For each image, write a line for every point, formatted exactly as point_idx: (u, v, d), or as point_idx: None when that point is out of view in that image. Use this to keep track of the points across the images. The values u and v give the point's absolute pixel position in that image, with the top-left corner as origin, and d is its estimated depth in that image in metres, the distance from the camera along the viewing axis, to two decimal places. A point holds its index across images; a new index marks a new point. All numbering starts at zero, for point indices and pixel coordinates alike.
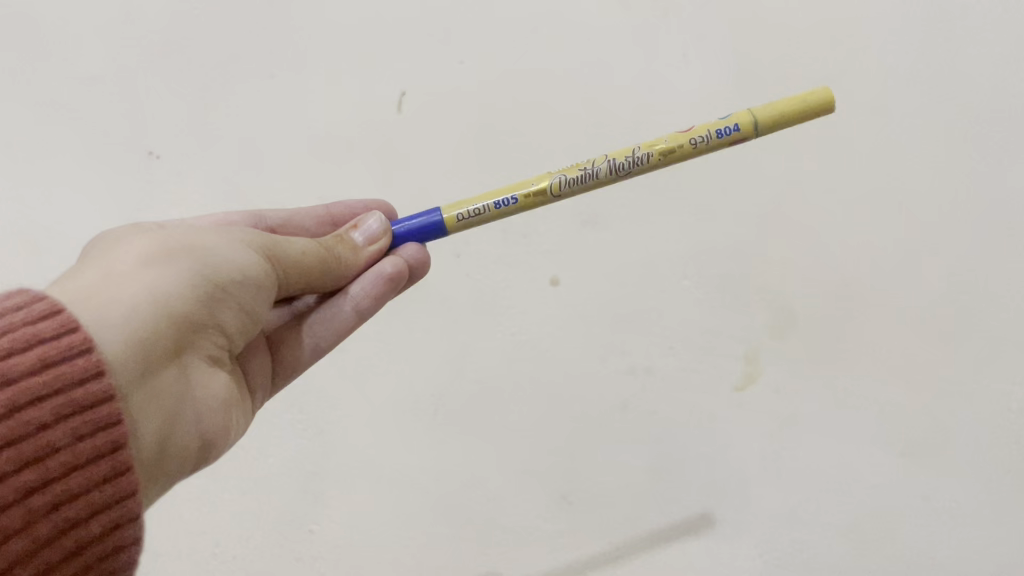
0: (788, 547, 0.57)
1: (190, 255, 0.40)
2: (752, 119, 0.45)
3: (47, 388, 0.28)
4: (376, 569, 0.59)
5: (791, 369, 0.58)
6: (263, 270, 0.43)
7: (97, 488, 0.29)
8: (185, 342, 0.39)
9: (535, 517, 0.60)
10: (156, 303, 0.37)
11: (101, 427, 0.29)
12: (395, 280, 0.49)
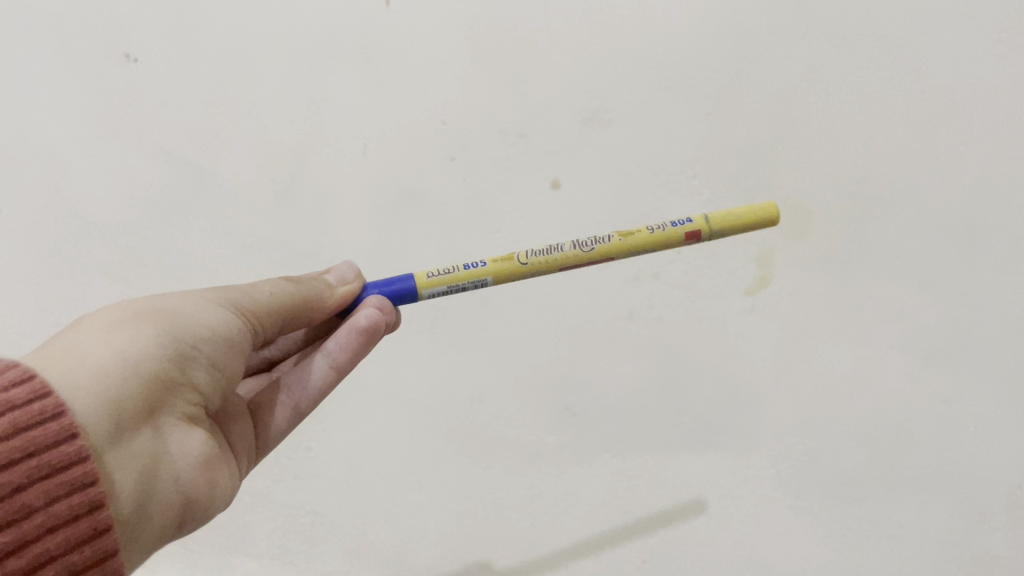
0: (802, 457, 0.56)
1: (154, 313, 0.35)
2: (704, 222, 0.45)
3: (21, 449, 0.25)
4: (381, 479, 0.60)
5: (804, 274, 0.55)
6: (235, 322, 0.38)
7: (73, 551, 0.26)
8: (160, 399, 0.33)
9: (540, 430, 0.58)
10: (123, 360, 0.32)
11: (82, 485, 0.26)
12: (370, 330, 0.44)
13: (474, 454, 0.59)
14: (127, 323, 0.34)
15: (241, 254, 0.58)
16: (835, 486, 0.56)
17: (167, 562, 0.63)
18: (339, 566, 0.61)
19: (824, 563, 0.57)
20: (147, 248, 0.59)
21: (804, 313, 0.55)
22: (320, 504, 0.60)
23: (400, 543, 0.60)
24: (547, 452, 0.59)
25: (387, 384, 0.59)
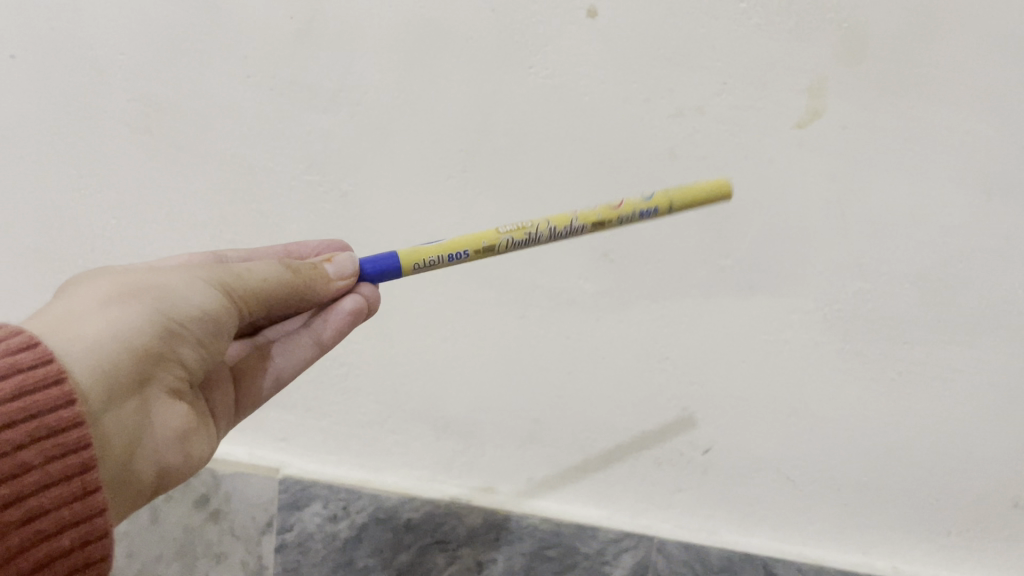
0: (851, 299, 0.54)
1: (154, 292, 0.36)
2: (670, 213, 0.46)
3: (27, 412, 0.29)
4: (415, 329, 0.59)
5: (860, 103, 0.51)
6: (228, 305, 0.39)
7: (62, 507, 0.29)
8: (146, 374, 0.35)
9: (576, 277, 0.56)
10: (117, 338, 0.34)
11: (76, 448, 0.30)
12: (356, 315, 0.47)
13: (508, 306, 0.58)
14: (125, 303, 0.35)
15: (262, 100, 0.56)
16: (886, 328, 0.54)
17: None
18: (377, 414, 0.61)
19: (872, 406, 0.55)
20: (164, 94, 0.57)
21: (857, 148, 0.52)
22: (355, 356, 0.60)
23: (437, 391, 0.60)
24: (584, 299, 0.57)
25: (417, 233, 0.58)
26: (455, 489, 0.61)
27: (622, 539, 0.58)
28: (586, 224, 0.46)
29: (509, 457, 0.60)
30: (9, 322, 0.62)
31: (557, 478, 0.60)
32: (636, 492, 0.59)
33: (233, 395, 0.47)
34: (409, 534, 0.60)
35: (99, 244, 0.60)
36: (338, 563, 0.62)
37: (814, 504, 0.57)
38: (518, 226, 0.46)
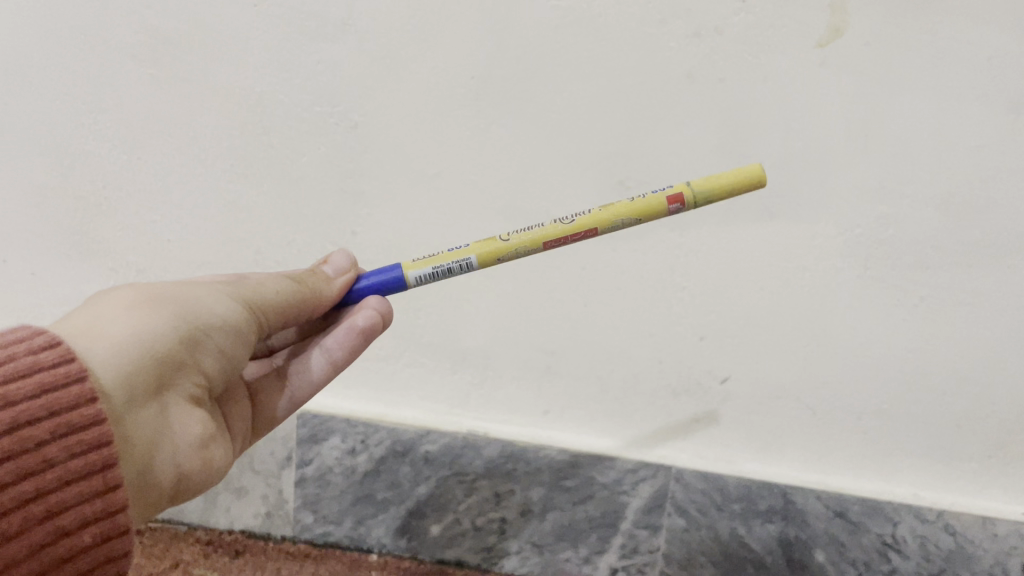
0: (872, 223, 0.52)
1: (172, 301, 0.38)
2: (688, 192, 0.43)
3: (47, 410, 0.29)
4: (429, 260, 0.59)
5: (885, 19, 0.49)
6: (243, 315, 0.42)
7: (85, 502, 0.30)
8: (167, 376, 0.37)
9: (591, 205, 0.56)
10: (142, 338, 0.36)
11: (99, 445, 0.31)
12: (369, 332, 0.46)
13: (523, 259, 0.57)
14: (146, 308, 0.37)
15: (267, 29, 0.55)
16: (908, 252, 0.53)
17: None
18: (392, 349, 0.61)
19: (895, 333, 0.54)
20: (167, 24, 0.55)
21: (882, 67, 0.50)
22: None
23: (453, 323, 0.59)
24: (600, 228, 0.56)
25: (429, 164, 0.56)
26: (471, 423, 0.61)
27: (639, 469, 0.58)
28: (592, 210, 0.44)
29: (526, 390, 0.60)
30: (29, 258, 0.62)
31: (575, 409, 0.60)
32: (653, 423, 0.59)
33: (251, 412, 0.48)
34: (427, 466, 0.61)
35: (111, 179, 0.60)
36: (358, 496, 0.62)
37: (834, 432, 0.56)
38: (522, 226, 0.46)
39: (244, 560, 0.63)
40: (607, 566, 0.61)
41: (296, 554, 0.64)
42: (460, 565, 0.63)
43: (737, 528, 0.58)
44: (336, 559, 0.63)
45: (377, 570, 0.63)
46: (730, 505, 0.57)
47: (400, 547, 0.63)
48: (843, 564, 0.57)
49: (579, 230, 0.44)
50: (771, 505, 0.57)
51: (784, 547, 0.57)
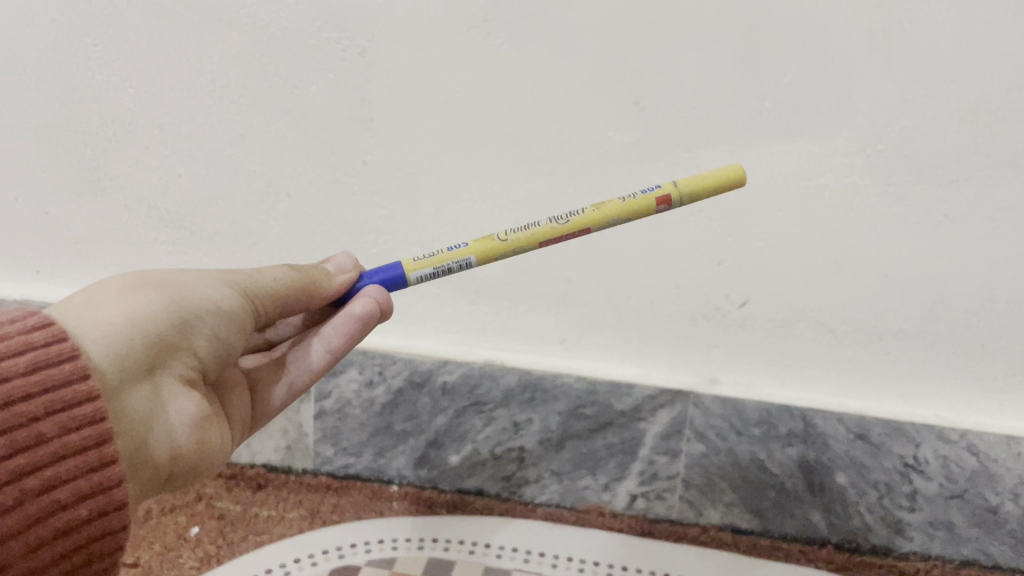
0: (894, 138, 0.51)
1: (163, 285, 0.39)
2: (676, 192, 0.44)
3: (40, 387, 0.30)
4: (441, 191, 0.57)
5: None
6: (236, 299, 0.42)
7: (81, 476, 0.30)
8: (158, 357, 0.37)
9: (606, 130, 0.54)
10: (131, 318, 0.36)
11: (94, 419, 0.31)
12: (365, 318, 0.46)
13: (538, 183, 0.56)
14: (138, 291, 0.37)
15: None
16: (932, 166, 0.51)
17: None
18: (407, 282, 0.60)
19: (920, 250, 0.53)
20: None
21: None
22: (383, 223, 0.59)
23: (468, 254, 0.58)
24: (615, 151, 0.54)
25: (439, 90, 0.55)
26: (488, 352, 0.61)
27: (658, 395, 0.57)
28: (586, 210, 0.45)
29: (544, 318, 0.59)
30: (39, 197, 0.61)
31: (593, 337, 0.59)
32: (671, 350, 0.58)
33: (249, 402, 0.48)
34: (445, 397, 0.61)
35: (118, 115, 0.58)
36: (377, 428, 0.62)
37: (856, 354, 0.55)
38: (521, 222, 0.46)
39: (266, 493, 0.63)
40: (626, 494, 0.60)
41: (318, 486, 0.64)
42: (480, 495, 0.62)
43: (758, 452, 0.57)
44: (357, 490, 0.63)
45: (397, 499, 0.63)
46: (749, 430, 0.57)
47: (420, 478, 0.63)
48: (864, 486, 0.56)
49: (578, 226, 0.45)
50: (792, 428, 0.56)
51: (805, 470, 0.57)
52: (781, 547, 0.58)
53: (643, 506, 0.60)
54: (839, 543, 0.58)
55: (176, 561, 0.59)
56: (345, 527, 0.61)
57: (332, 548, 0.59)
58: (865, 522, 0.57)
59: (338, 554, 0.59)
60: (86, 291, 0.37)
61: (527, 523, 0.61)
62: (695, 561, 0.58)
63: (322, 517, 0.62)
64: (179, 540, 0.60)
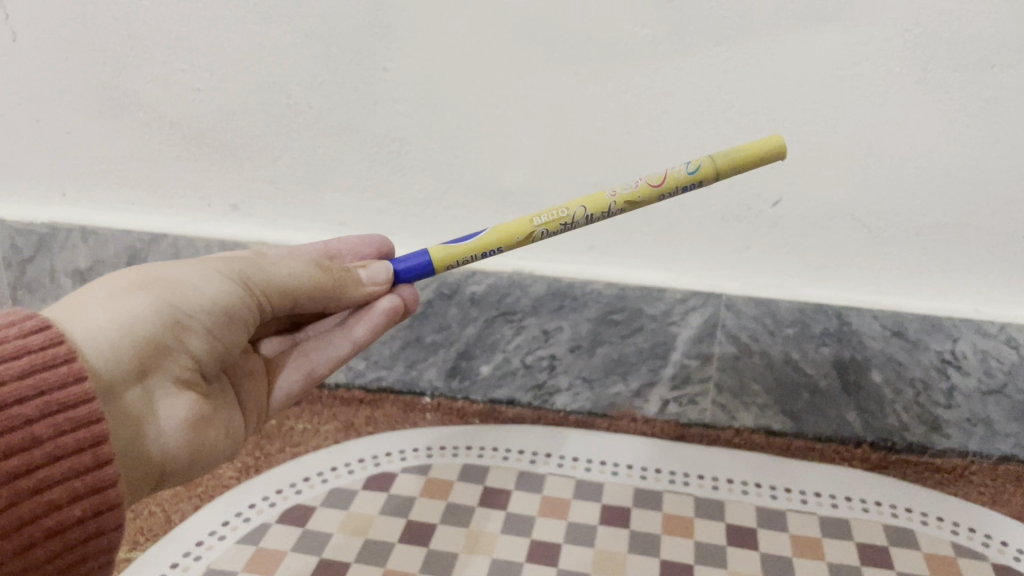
0: (934, 23, 0.47)
1: (166, 285, 0.39)
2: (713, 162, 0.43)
3: (35, 388, 0.30)
4: (462, 97, 0.55)
5: None
6: (239, 296, 0.41)
7: (75, 478, 0.30)
8: (155, 361, 0.37)
9: (631, 24, 0.51)
10: (122, 326, 0.36)
11: (89, 420, 0.31)
12: (391, 315, 0.47)
13: (562, 84, 0.54)
14: (139, 292, 0.37)
15: None
16: (973, 50, 0.48)
17: (263, 200, 0.61)
18: (432, 192, 0.59)
19: (958, 144, 0.50)
20: None
21: None
22: (404, 131, 0.57)
23: (493, 160, 0.57)
24: (641, 47, 0.52)
25: None
26: (516, 262, 0.60)
27: (689, 299, 0.57)
28: (624, 204, 0.44)
29: (570, 224, 0.58)
30: (62, 118, 0.61)
31: (621, 244, 0.58)
32: (703, 252, 0.57)
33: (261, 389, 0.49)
34: (474, 308, 0.61)
35: (130, 30, 0.56)
36: (408, 341, 0.63)
37: (892, 251, 0.54)
38: (553, 216, 0.44)
39: (300, 407, 0.64)
40: (658, 398, 0.60)
41: (351, 400, 0.65)
42: (511, 404, 0.63)
43: (791, 353, 0.57)
44: (390, 403, 0.64)
45: (430, 411, 0.64)
46: (783, 331, 0.56)
47: (451, 390, 0.63)
48: (899, 383, 0.56)
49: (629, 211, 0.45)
50: (826, 327, 0.55)
51: (840, 369, 0.56)
52: (815, 447, 0.58)
53: (675, 411, 0.60)
54: (875, 442, 0.57)
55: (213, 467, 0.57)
56: (379, 438, 0.61)
57: (368, 456, 0.59)
58: (900, 420, 0.56)
59: (374, 462, 0.58)
60: (88, 291, 0.37)
61: (559, 432, 0.61)
62: (734, 462, 0.57)
63: (358, 430, 0.62)
64: None
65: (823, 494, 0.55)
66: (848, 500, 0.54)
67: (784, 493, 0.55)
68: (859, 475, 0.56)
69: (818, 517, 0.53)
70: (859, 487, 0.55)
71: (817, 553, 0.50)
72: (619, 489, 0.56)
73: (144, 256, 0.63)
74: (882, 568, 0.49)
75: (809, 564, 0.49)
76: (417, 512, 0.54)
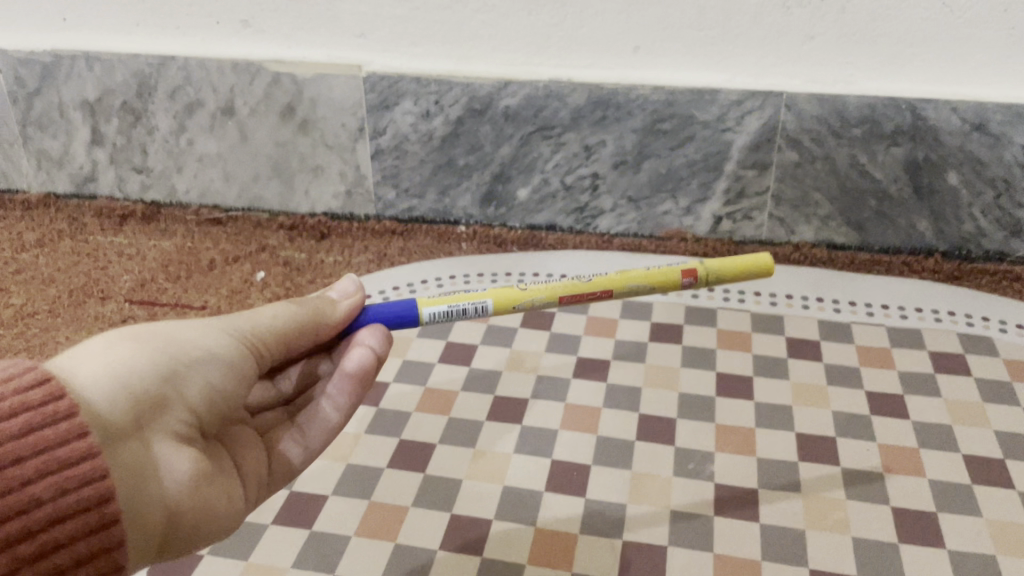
0: None
1: (161, 334, 0.31)
2: (704, 269, 0.38)
3: (28, 449, 0.24)
4: None
5: None
6: (230, 344, 0.32)
7: (77, 542, 0.24)
8: (145, 409, 0.28)
9: None
10: (114, 374, 0.28)
11: (92, 477, 0.24)
12: (359, 374, 0.36)
13: None
14: (130, 341, 0.29)
15: None
16: None
17: (274, 14, 0.56)
18: None
19: None
20: None
21: None
22: None
23: None
24: None
25: None
26: (553, 70, 0.54)
27: (745, 100, 0.52)
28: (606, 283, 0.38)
29: (613, 22, 0.52)
30: None
31: (669, 44, 0.52)
32: (763, 47, 0.51)
33: (266, 459, 0.36)
34: (509, 124, 0.56)
35: None
36: (439, 166, 0.58)
37: (978, 33, 0.48)
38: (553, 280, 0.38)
39: (330, 242, 0.61)
40: (710, 216, 0.57)
41: (382, 232, 0.61)
42: (552, 230, 0.60)
43: (859, 157, 0.52)
44: (424, 234, 0.61)
45: (466, 241, 0.60)
46: (850, 132, 0.51)
47: (488, 217, 0.60)
48: (978, 185, 0.51)
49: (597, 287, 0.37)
50: (899, 125, 0.50)
51: (912, 172, 0.52)
52: (882, 261, 0.54)
53: (728, 229, 0.57)
54: (947, 252, 0.53)
55: (244, 299, 0.55)
56: (414, 265, 0.57)
57: (402, 283, 0.56)
58: (977, 226, 0.52)
59: (410, 289, 0.55)
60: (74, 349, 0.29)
61: (602, 256, 0.58)
62: (792, 278, 0.54)
63: (390, 260, 0.58)
64: (246, 283, 0.56)
65: (891, 306, 0.51)
66: (918, 312, 0.50)
67: (848, 307, 0.51)
68: (929, 285, 0.52)
69: (886, 328, 0.49)
70: (932, 298, 0.51)
71: (887, 362, 0.47)
72: (669, 308, 0.52)
73: (155, 82, 0.59)
74: (958, 375, 0.45)
75: (879, 374, 0.46)
76: (456, 335, 0.51)
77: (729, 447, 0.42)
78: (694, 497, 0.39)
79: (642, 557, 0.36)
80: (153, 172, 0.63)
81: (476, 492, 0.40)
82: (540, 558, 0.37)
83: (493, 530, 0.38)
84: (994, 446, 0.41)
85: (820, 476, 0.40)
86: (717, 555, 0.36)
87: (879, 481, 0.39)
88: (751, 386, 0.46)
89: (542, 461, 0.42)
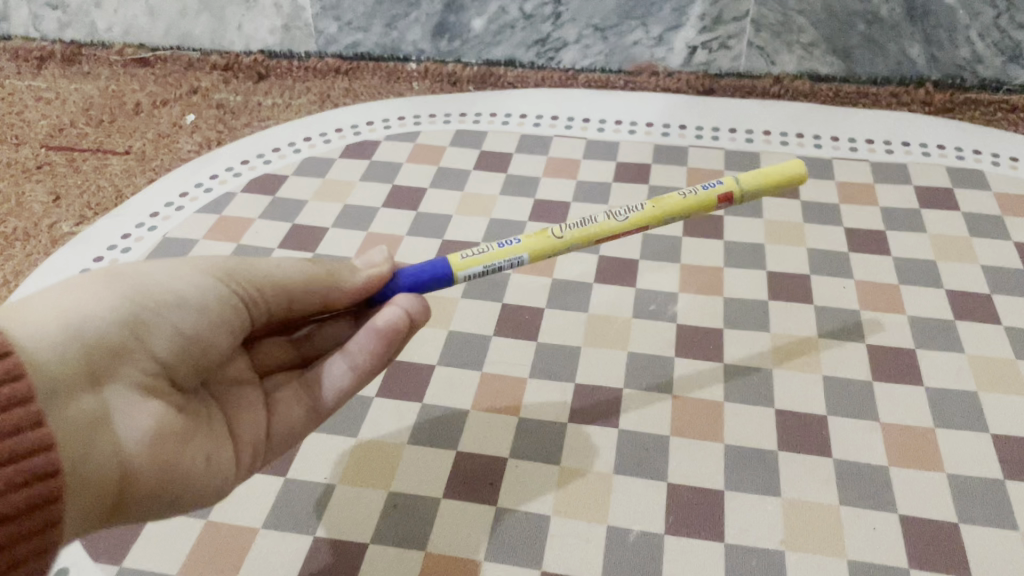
0: None
1: (134, 277, 0.25)
2: (739, 189, 0.31)
3: None
4: None
5: None
6: (218, 293, 0.26)
7: (17, 544, 0.19)
8: (99, 359, 0.23)
9: None
10: (67, 318, 0.23)
11: (44, 473, 0.20)
12: (387, 336, 0.28)
13: None
14: (95, 285, 0.24)
15: None
16: None
17: None
18: None
19: None
20: None
21: None
22: None
23: None
24: None
25: None
26: None
27: None
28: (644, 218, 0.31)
29: None
30: None
31: None
32: None
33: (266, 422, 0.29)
34: None
35: None
36: None
37: None
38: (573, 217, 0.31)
39: (268, 83, 0.55)
40: (683, 46, 0.52)
41: (324, 72, 0.55)
42: (510, 66, 0.55)
43: None
44: (371, 73, 0.55)
45: (417, 81, 0.54)
46: None
47: (440, 52, 0.55)
48: (977, 4, 0.47)
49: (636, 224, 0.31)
50: None
51: None
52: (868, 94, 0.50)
53: (703, 60, 0.52)
54: (939, 81, 0.49)
55: (171, 142, 0.50)
56: (358, 106, 0.52)
57: (346, 126, 0.50)
58: (972, 51, 0.48)
59: (354, 132, 0.50)
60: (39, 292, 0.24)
61: (568, 92, 0.52)
62: (772, 112, 0.49)
63: (333, 101, 0.53)
64: (174, 127, 0.51)
65: (876, 140, 0.46)
66: (905, 146, 0.46)
67: (830, 142, 0.47)
68: (919, 117, 0.48)
69: (871, 164, 0.45)
70: (921, 130, 0.47)
71: (870, 199, 0.43)
72: (636, 147, 0.48)
73: None
74: (947, 211, 0.42)
75: (861, 211, 0.42)
76: (404, 177, 0.46)
77: (694, 287, 0.38)
78: (653, 339, 0.36)
79: (594, 401, 0.34)
80: (69, 8, 0.57)
81: (419, 338, 0.37)
82: (483, 404, 0.34)
83: (435, 377, 0.35)
84: (983, 282, 0.38)
85: (793, 317, 0.37)
86: (675, 398, 0.33)
87: (854, 319, 0.36)
88: (721, 225, 0.42)
89: (491, 305, 0.38)
